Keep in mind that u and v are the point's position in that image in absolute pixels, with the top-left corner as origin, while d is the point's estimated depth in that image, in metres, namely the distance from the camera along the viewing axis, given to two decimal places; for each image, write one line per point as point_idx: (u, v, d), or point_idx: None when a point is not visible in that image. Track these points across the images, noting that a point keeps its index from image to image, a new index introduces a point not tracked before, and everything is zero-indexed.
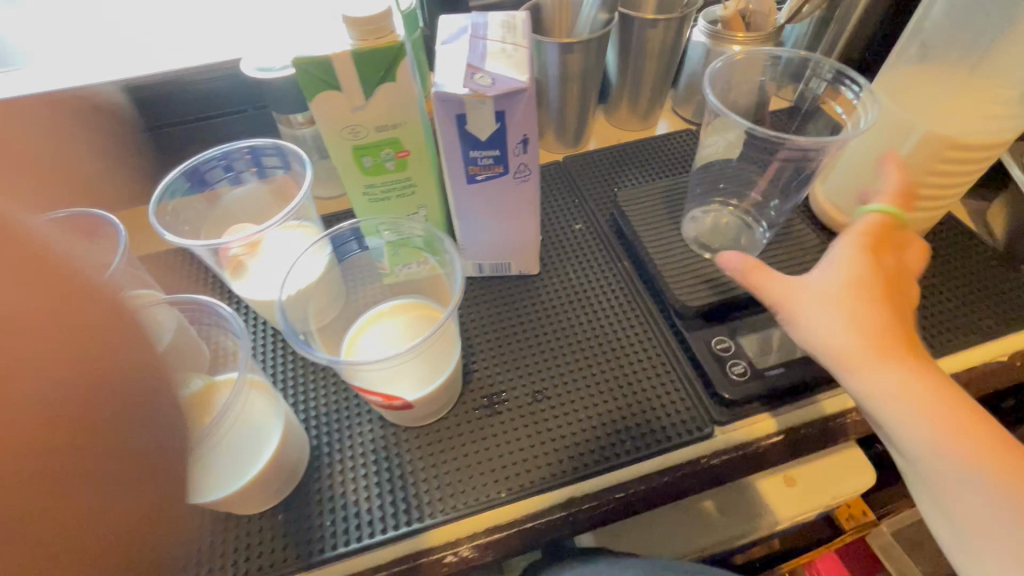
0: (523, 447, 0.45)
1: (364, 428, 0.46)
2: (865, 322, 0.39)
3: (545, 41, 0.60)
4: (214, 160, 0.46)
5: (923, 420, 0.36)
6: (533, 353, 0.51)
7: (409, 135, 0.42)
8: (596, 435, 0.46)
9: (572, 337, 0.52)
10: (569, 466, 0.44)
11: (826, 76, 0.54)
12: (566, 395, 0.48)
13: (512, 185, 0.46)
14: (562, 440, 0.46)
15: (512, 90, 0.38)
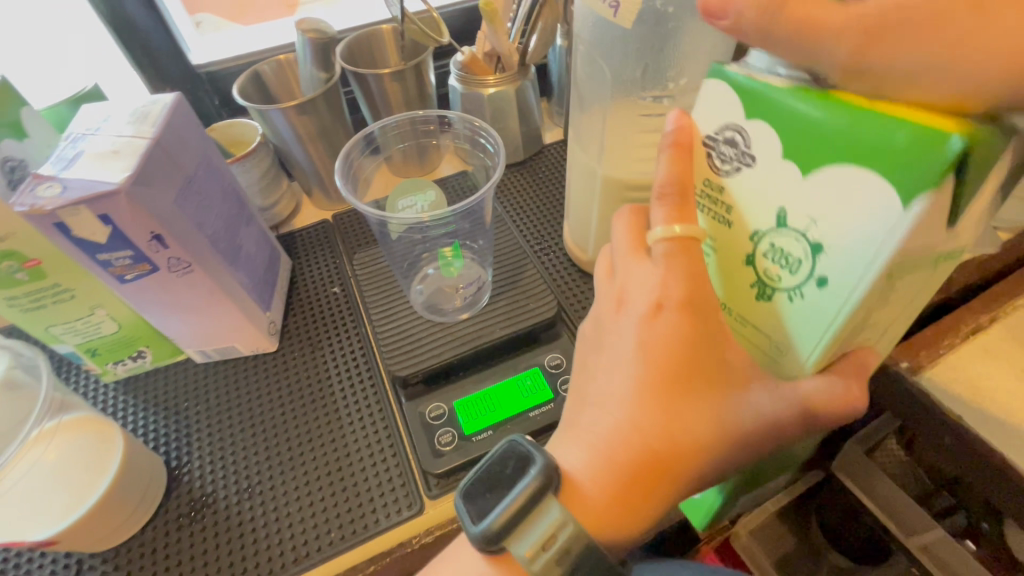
0: (221, 554, 0.42)
1: (45, 561, 0.42)
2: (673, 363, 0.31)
3: (265, 108, 0.57)
4: None
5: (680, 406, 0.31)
6: (255, 441, 0.48)
7: (27, 245, 0.39)
8: (301, 527, 0.43)
9: (299, 417, 0.50)
10: (269, 567, 0.42)
11: (487, 142, 0.56)
12: (282, 484, 0.46)
13: (173, 278, 0.43)
14: (268, 539, 0.43)
15: (96, 194, 0.35)
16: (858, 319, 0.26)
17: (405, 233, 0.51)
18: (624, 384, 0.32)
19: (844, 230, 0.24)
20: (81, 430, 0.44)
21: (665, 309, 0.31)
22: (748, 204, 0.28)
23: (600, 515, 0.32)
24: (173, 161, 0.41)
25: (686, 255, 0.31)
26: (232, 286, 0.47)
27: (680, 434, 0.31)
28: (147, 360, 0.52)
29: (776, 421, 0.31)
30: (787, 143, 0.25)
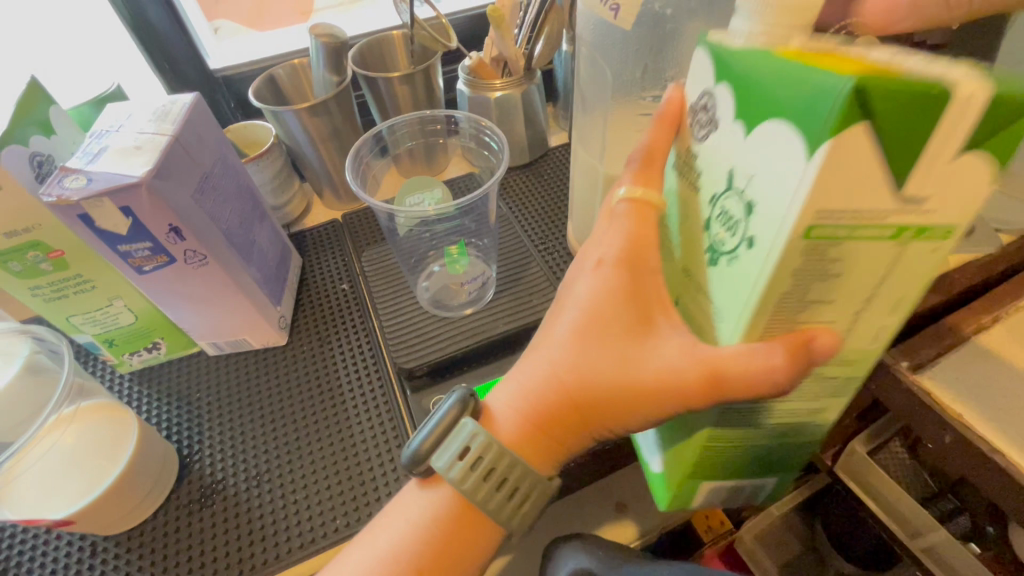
0: (230, 538, 0.44)
1: (62, 543, 0.44)
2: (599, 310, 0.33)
3: (279, 110, 0.59)
4: None
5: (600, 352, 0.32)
6: (264, 430, 0.50)
7: (52, 237, 0.41)
8: (307, 513, 0.44)
9: (306, 408, 0.51)
10: (275, 552, 0.43)
11: (491, 139, 0.57)
12: (289, 472, 0.47)
13: (188, 270, 0.44)
14: (274, 524, 0.44)
15: (119, 186, 0.37)
16: (793, 291, 0.24)
17: (414, 228, 0.53)
18: (561, 325, 0.34)
19: (768, 190, 0.22)
20: (100, 416, 0.45)
21: (603, 263, 0.33)
22: (711, 168, 0.27)
23: (514, 439, 0.34)
24: (191, 157, 0.43)
25: (638, 218, 0.33)
26: (244, 278, 0.49)
27: (587, 370, 0.32)
28: (162, 351, 0.53)
29: (679, 384, 0.30)
30: (739, 106, 0.23)
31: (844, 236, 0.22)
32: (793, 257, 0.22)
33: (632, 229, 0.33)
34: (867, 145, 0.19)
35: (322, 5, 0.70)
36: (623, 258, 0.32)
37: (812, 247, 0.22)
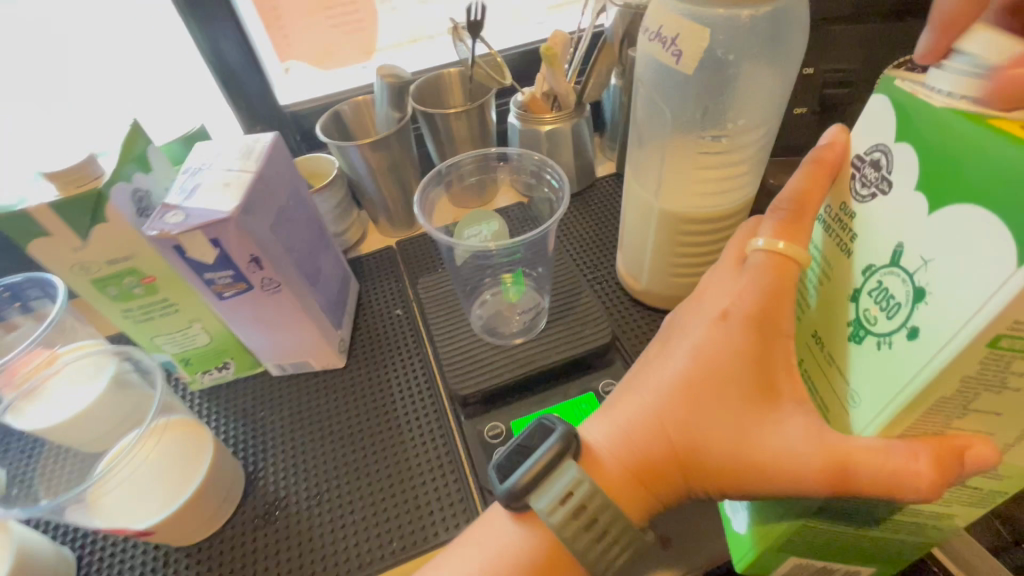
0: (292, 557, 0.45)
1: (134, 553, 0.46)
2: (723, 369, 0.32)
3: (344, 144, 0.63)
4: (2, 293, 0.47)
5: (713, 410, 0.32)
6: (328, 453, 0.52)
7: (145, 264, 0.44)
8: (364, 536, 0.46)
9: (368, 433, 0.53)
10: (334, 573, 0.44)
11: (556, 183, 0.59)
12: (350, 496, 0.48)
13: (264, 296, 0.47)
14: (333, 547, 0.46)
15: (212, 222, 0.40)
16: (962, 389, 0.25)
17: (471, 259, 0.55)
18: (672, 370, 0.35)
19: (950, 278, 0.24)
20: (181, 436, 0.47)
21: (732, 318, 0.33)
22: (869, 238, 0.29)
23: (617, 485, 0.35)
24: (271, 192, 0.46)
25: (777, 273, 0.33)
26: (312, 304, 0.52)
27: (695, 427, 0.33)
28: (230, 371, 0.56)
29: (804, 462, 0.29)
30: (925, 175, 0.26)
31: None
32: (973, 357, 0.23)
33: (772, 284, 0.32)
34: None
35: (384, 44, 0.72)
36: (757, 315, 0.32)
37: (994, 355, 0.23)
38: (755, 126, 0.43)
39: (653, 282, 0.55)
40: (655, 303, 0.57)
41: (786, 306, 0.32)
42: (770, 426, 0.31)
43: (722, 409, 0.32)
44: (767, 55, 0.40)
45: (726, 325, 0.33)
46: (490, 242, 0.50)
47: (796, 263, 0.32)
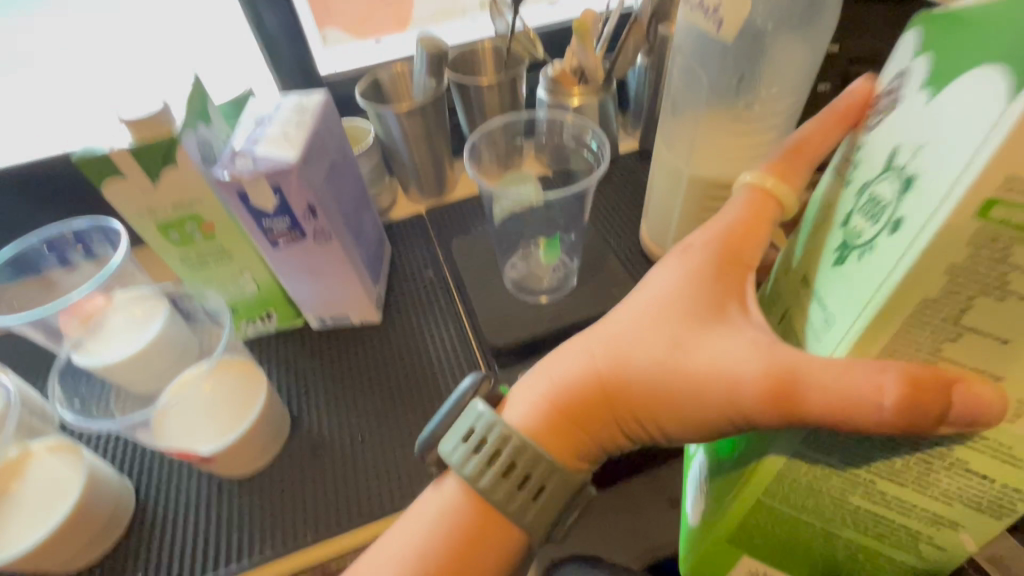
0: (333, 488, 0.49)
1: (190, 483, 0.50)
2: (676, 295, 0.35)
3: (382, 110, 0.65)
4: (66, 235, 0.50)
5: (654, 336, 0.35)
6: (362, 394, 0.55)
7: (207, 211, 0.47)
8: (394, 470, 0.49)
9: (398, 376, 0.56)
10: (371, 506, 0.47)
11: (597, 143, 0.62)
12: (377, 432, 0.52)
13: (315, 247, 0.50)
14: (365, 479, 0.49)
15: (276, 169, 0.43)
16: (947, 298, 0.23)
17: (509, 214, 0.58)
18: (628, 306, 0.38)
19: (938, 156, 0.23)
20: (235, 374, 0.50)
21: (695, 247, 0.37)
22: (871, 162, 0.30)
23: (536, 429, 0.36)
24: (324, 146, 0.49)
25: (753, 205, 0.37)
26: (356, 258, 0.54)
27: (631, 357, 0.35)
28: (272, 322, 0.59)
29: (729, 379, 0.31)
30: (936, 73, 0.26)
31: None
32: (960, 236, 0.21)
33: (747, 216, 0.36)
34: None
35: (420, 15, 0.74)
36: (723, 239, 0.36)
37: (988, 231, 0.21)
38: (785, 96, 0.45)
39: None
40: None
41: (756, 237, 0.36)
42: (710, 348, 0.32)
43: (667, 331, 0.34)
44: (800, 27, 0.42)
45: (694, 254, 0.37)
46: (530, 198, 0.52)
47: (772, 205, 0.37)
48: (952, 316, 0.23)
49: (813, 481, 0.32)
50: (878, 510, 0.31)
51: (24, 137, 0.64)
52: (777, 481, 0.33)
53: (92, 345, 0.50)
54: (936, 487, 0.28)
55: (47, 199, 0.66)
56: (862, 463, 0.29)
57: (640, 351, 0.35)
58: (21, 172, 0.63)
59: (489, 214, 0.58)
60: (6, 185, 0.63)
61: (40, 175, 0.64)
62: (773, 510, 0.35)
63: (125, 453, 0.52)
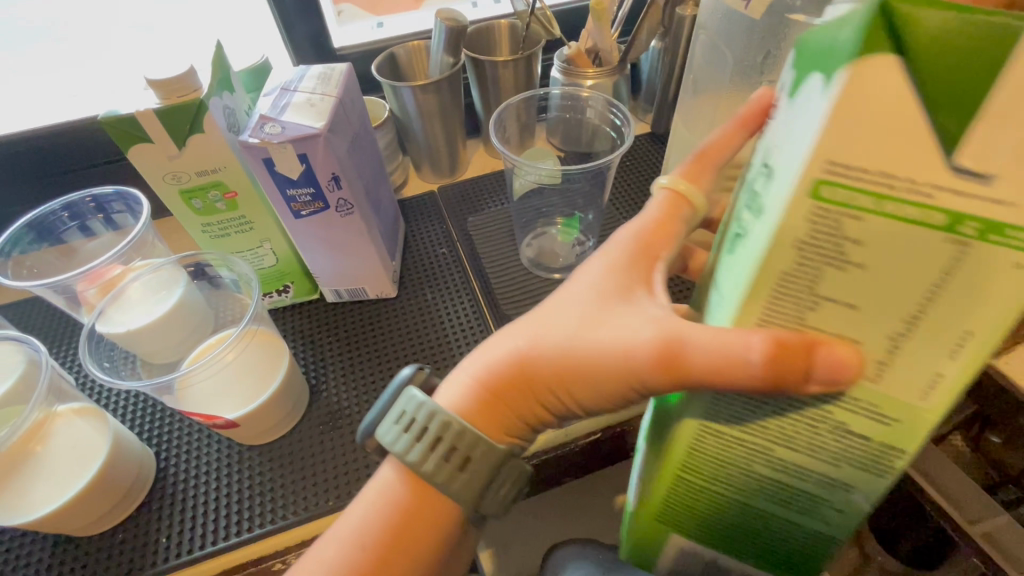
0: (322, 458, 0.49)
1: (211, 450, 0.50)
2: (598, 284, 0.36)
3: (398, 85, 0.65)
4: (87, 201, 0.51)
5: (568, 321, 0.36)
6: (360, 368, 0.55)
7: (230, 178, 0.47)
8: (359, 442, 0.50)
9: (399, 350, 0.56)
10: (350, 478, 0.48)
11: (620, 121, 0.62)
12: (354, 405, 0.53)
13: (337, 218, 0.50)
14: (340, 447, 0.50)
15: (304, 136, 0.43)
16: (801, 266, 0.23)
17: (532, 186, 0.59)
18: (550, 298, 0.38)
19: (789, 148, 0.23)
20: (258, 344, 0.50)
21: (618, 242, 0.38)
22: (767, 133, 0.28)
23: (463, 409, 0.37)
24: (347, 117, 0.49)
25: (668, 206, 0.38)
26: (375, 231, 0.54)
27: (546, 342, 0.36)
28: (288, 295, 0.59)
29: (634, 360, 0.32)
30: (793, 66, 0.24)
31: (870, 210, 0.20)
32: (802, 217, 0.22)
33: (662, 215, 0.37)
34: (900, 82, 0.18)
35: None
36: (643, 234, 0.37)
37: (820, 210, 0.21)
38: None
39: None
40: None
41: (667, 238, 0.37)
42: (621, 330, 0.33)
43: (582, 319, 0.35)
44: None
45: (610, 253, 0.37)
46: (552, 172, 0.53)
47: (684, 205, 0.38)
48: (813, 294, 0.24)
49: (722, 457, 0.32)
50: (778, 474, 0.31)
51: (40, 103, 0.64)
52: (690, 455, 0.34)
53: (112, 312, 0.49)
54: (826, 450, 0.29)
55: (54, 169, 0.65)
56: (754, 430, 0.30)
57: (555, 335, 0.36)
58: (29, 139, 0.62)
59: (512, 189, 0.61)
60: (13, 153, 0.62)
61: (49, 144, 0.63)
62: (694, 489, 0.36)
63: (143, 420, 0.52)
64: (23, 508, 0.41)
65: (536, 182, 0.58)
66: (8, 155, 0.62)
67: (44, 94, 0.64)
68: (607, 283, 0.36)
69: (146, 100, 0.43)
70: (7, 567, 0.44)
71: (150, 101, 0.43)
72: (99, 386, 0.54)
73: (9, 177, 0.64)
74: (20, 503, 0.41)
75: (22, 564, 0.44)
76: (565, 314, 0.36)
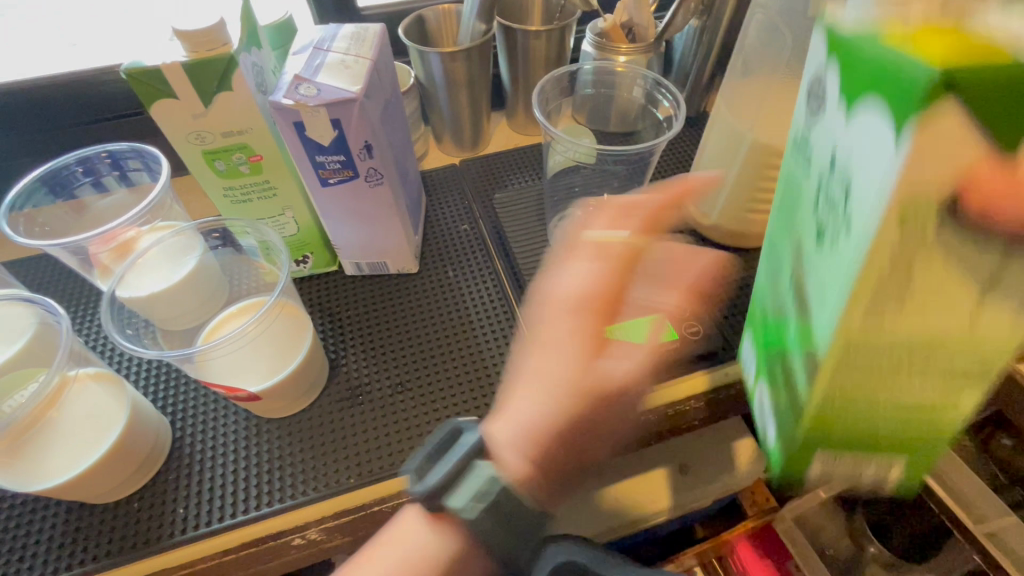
0: (354, 454, 0.47)
1: (229, 421, 0.49)
2: (571, 342, 0.43)
3: (426, 51, 0.62)
4: (102, 157, 0.49)
5: (562, 378, 0.42)
6: (392, 358, 0.53)
7: (257, 141, 0.44)
8: (390, 441, 0.48)
9: (435, 341, 0.54)
10: (382, 473, 0.46)
11: (668, 100, 0.60)
12: (385, 403, 0.50)
13: (365, 188, 0.48)
14: (365, 442, 0.48)
15: (340, 99, 0.41)
16: (892, 264, 0.23)
17: (569, 164, 0.57)
18: (552, 359, 0.43)
19: (864, 162, 0.23)
20: (281, 320, 0.48)
21: (566, 302, 0.43)
22: (819, 140, 0.27)
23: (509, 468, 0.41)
24: (381, 81, 0.46)
25: (610, 272, 0.43)
26: (403, 203, 0.52)
27: (560, 401, 0.42)
28: (308, 266, 0.58)
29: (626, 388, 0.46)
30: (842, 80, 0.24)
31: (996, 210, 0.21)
32: (893, 243, 0.23)
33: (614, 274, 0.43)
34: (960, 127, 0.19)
35: None
36: (591, 299, 0.43)
37: (908, 240, 0.22)
38: None
39: (724, 217, 0.58)
40: (720, 239, 0.60)
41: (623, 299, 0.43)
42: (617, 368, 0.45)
43: (552, 379, 0.43)
44: None
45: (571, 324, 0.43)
46: (593, 149, 0.51)
47: (636, 256, 0.43)
48: (904, 298, 0.24)
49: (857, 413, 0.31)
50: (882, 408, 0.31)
51: (51, 50, 0.61)
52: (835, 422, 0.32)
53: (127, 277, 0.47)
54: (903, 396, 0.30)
55: (61, 122, 0.62)
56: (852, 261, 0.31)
57: (552, 399, 0.42)
58: (34, 90, 0.59)
59: (546, 165, 0.60)
60: (18, 104, 0.59)
61: (55, 95, 0.60)
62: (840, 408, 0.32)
63: (157, 389, 0.50)
64: (42, 476, 0.40)
65: (571, 159, 0.56)
66: (11, 105, 0.59)
67: (60, 46, 0.61)
68: (564, 340, 0.43)
69: (172, 52, 0.40)
70: (21, 531, 0.43)
71: (176, 53, 0.40)
72: (109, 350, 0.52)
73: (13, 128, 0.61)
74: (38, 472, 0.40)
75: (35, 529, 0.43)
76: (544, 373, 0.43)
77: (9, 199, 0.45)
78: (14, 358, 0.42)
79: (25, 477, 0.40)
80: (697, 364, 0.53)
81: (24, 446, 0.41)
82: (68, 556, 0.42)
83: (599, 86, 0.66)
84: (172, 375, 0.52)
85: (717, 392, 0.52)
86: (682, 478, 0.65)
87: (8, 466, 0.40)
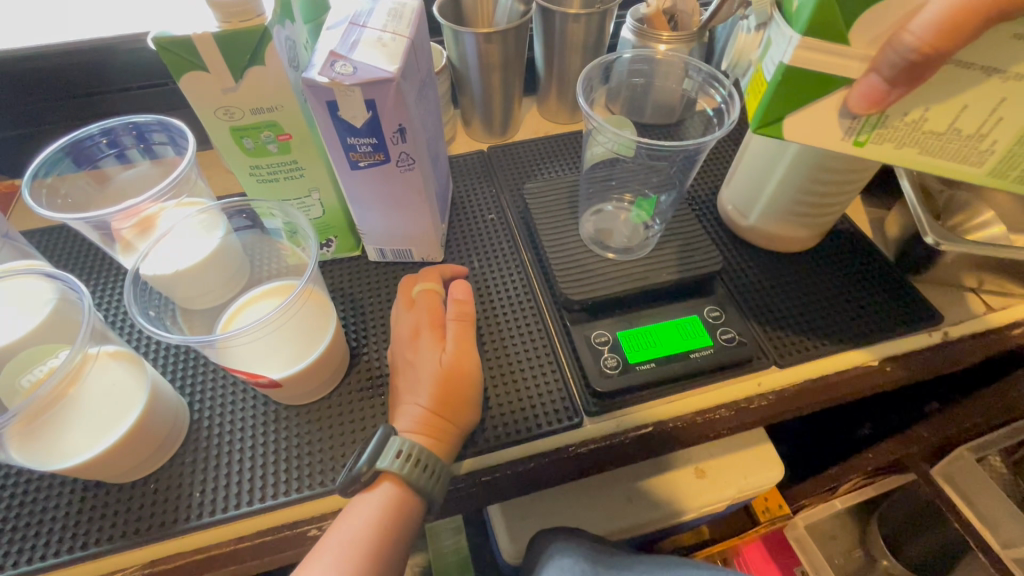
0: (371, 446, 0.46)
1: (248, 406, 0.48)
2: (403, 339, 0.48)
3: (461, 30, 0.59)
4: (126, 128, 0.47)
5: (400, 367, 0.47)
6: None
7: (286, 119, 0.42)
8: None
9: None
10: None
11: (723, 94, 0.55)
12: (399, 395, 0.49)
13: (396, 173, 0.46)
14: None
15: (376, 79, 0.39)
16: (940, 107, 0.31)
17: (606, 155, 0.55)
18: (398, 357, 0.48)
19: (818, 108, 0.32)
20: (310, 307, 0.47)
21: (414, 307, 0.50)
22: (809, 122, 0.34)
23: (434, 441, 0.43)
24: (417, 62, 0.44)
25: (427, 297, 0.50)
26: (433, 189, 0.51)
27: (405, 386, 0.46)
28: (332, 249, 0.56)
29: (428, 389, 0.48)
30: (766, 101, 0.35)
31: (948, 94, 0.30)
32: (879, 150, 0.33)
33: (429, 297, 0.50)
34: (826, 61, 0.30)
35: None
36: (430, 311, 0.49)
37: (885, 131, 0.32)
38: None
39: (764, 218, 0.56)
40: (758, 240, 0.58)
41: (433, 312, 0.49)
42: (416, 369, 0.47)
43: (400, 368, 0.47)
44: None
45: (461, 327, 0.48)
46: (636, 142, 0.48)
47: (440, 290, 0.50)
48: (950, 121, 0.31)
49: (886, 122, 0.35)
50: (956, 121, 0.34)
51: (79, 15, 0.60)
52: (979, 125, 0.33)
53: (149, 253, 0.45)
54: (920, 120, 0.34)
55: (84, 89, 0.60)
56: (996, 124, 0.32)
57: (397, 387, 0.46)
58: (56, 55, 0.57)
59: (583, 155, 0.58)
60: (41, 69, 0.58)
61: (78, 62, 0.58)
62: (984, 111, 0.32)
63: (176, 369, 0.50)
64: (60, 455, 0.39)
65: (609, 151, 0.53)
66: (33, 70, 0.57)
67: (89, 12, 0.60)
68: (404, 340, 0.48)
69: (202, 22, 0.38)
70: (37, 506, 0.43)
71: (206, 23, 0.38)
72: (128, 326, 0.51)
73: (35, 93, 0.59)
74: (56, 450, 0.40)
75: (51, 505, 0.43)
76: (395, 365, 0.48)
77: (33, 169, 0.44)
78: (33, 333, 0.42)
79: (43, 455, 0.39)
80: (731, 370, 0.51)
81: (43, 423, 0.40)
82: (83, 535, 0.41)
83: (639, 75, 0.62)
84: (190, 354, 0.51)
85: (750, 402, 0.50)
86: (699, 482, 0.63)
87: (26, 442, 0.40)
